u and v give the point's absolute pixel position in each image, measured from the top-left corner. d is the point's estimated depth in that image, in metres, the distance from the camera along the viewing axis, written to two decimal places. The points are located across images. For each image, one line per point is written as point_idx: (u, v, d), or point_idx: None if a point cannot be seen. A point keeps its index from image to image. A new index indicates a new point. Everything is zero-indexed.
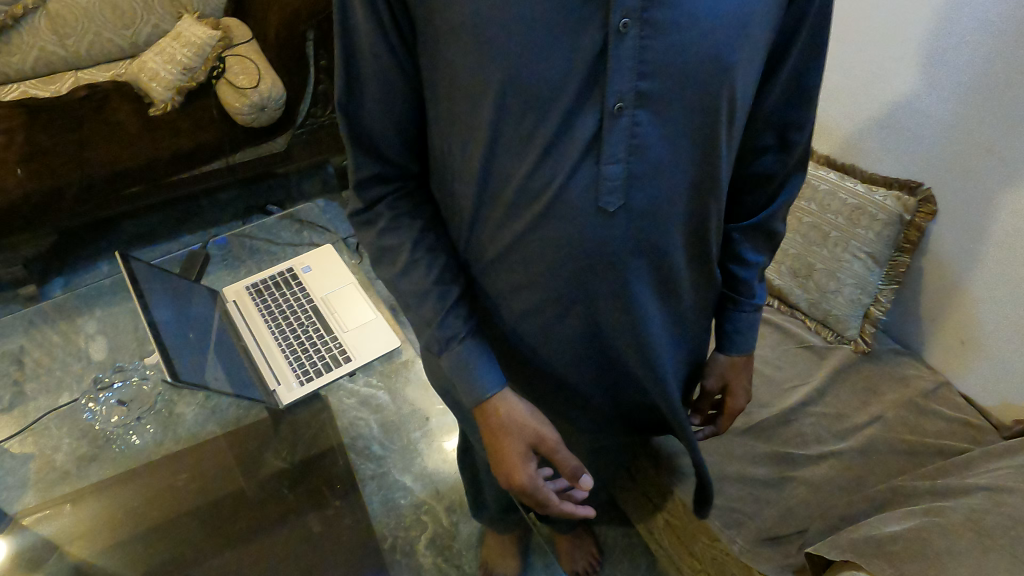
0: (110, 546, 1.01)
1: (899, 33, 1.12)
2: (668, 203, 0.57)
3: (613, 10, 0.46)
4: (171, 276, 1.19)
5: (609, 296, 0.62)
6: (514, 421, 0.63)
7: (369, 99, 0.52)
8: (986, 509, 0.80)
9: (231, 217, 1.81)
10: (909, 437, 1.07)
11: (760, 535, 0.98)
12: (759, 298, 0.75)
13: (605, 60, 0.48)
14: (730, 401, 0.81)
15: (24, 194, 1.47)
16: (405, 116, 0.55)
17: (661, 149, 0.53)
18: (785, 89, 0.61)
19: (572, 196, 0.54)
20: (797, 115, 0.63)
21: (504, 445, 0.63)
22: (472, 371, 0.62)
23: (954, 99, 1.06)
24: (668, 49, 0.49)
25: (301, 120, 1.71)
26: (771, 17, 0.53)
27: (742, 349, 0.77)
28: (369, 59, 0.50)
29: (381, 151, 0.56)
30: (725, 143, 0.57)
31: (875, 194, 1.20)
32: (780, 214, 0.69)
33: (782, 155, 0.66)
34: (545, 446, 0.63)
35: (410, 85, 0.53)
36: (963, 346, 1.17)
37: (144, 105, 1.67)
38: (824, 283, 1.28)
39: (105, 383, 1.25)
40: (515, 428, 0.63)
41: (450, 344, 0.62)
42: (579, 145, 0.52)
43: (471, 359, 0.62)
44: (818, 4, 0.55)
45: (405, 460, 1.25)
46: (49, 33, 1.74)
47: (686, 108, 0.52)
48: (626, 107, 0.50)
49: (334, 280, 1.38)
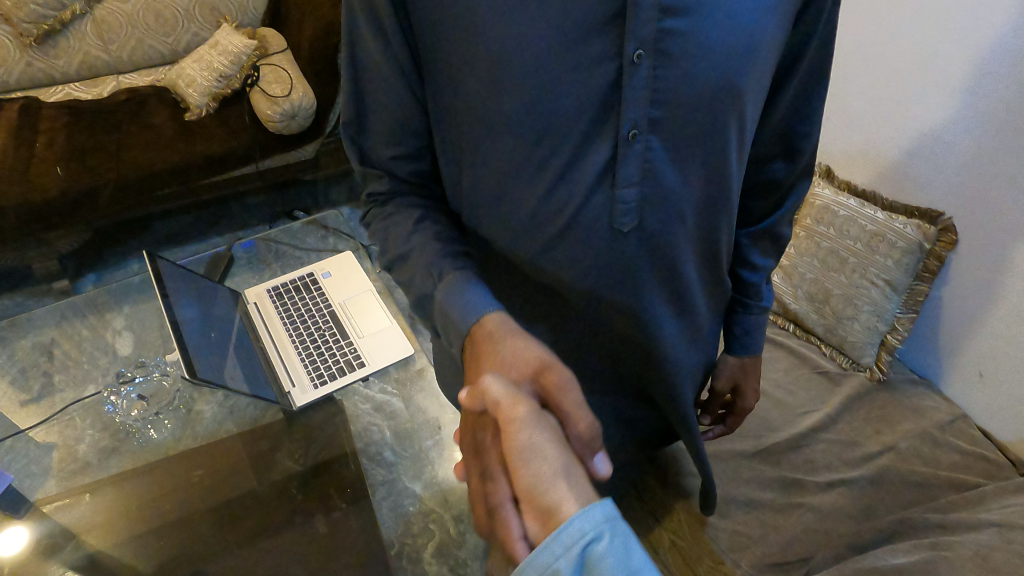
0: (127, 536, 1.03)
1: (927, 63, 1.11)
2: (679, 224, 0.57)
3: (627, 42, 0.47)
4: (195, 276, 1.23)
5: (617, 309, 0.63)
6: (517, 350, 0.45)
7: (372, 127, 0.55)
8: (995, 545, 0.82)
9: (257, 220, 1.85)
10: (923, 469, 1.06)
11: (762, 561, 0.98)
12: (767, 301, 0.75)
13: (620, 89, 0.49)
14: (739, 400, 0.83)
15: (62, 191, 1.52)
16: (412, 141, 0.55)
17: (673, 173, 0.54)
18: (791, 104, 0.62)
19: (588, 218, 0.55)
20: (803, 131, 0.64)
21: (483, 368, 0.45)
22: (467, 291, 0.50)
23: (980, 131, 1.05)
24: (680, 78, 0.49)
25: (329, 129, 1.76)
26: (781, 41, 0.54)
27: (752, 352, 0.77)
28: (375, 81, 0.52)
29: (384, 167, 0.57)
30: (736, 169, 0.57)
31: (895, 221, 1.19)
32: (787, 218, 0.70)
33: (789, 162, 0.66)
34: (548, 382, 0.41)
35: (416, 110, 0.53)
36: (982, 379, 1.15)
37: (180, 109, 1.72)
38: (841, 309, 1.27)
39: (127, 377, 1.29)
40: (513, 355, 0.44)
41: (443, 274, 0.52)
42: (593, 172, 0.53)
43: (464, 284, 0.51)
44: (825, 25, 0.56)
45: (415, 467, 1.24)
46: (94, 39, 1.81)
47: (699, 134, 0.53)
48: (640, 134, 0.51)
49: (352, 286, 1.40)
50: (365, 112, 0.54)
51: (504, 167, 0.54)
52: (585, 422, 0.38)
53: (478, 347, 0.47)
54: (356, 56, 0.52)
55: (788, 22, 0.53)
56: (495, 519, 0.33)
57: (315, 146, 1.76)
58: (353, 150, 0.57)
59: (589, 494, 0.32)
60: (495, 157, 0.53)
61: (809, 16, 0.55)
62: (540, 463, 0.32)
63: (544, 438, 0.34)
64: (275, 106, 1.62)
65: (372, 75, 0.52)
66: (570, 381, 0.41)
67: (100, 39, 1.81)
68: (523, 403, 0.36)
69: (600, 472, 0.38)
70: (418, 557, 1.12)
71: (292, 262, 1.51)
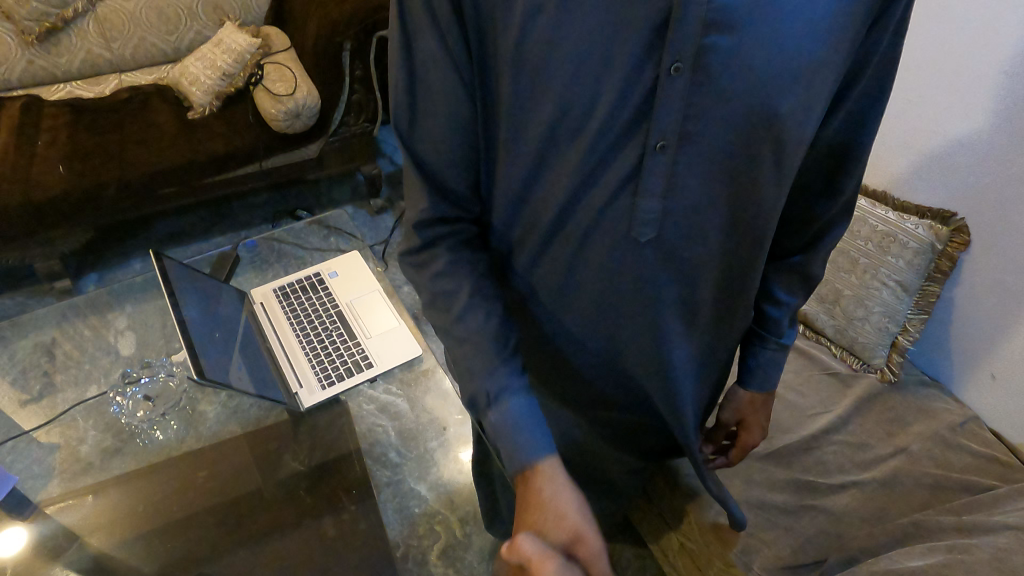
0: (131, 536, 1.04)
1: (946, 65, 1.09)
2: (701, 239, 0.57)
3: (665, 53, 0.46)
4: (203, 277, 1.22)
5: (639, 322, 0.62)
6: (563, 502, 0.52)
7: (426, 127, 0.50)
8: (1013, 548, 0.82)
9: (261, 221, 1.84)
10: (935, 471, 1.06)
11: (777, 563, 0.97)
12: (787, 338, 0.73)
13: (653, 99, 0.48)
14: (744, 434, 0.80)
15: (65, 190, 1.51)
16: (461, 146, 0.51)
17: (696, 189, 0.54)
18: (840, 131, 0.58)
19: (608, 223, 0.55)
20: (852, 156, 0.59)
21: (534, 521, 0.50)
22: (520, 434, 0.54)
23: (996, 134, 1.04)
24: (713, 93, 0.49)
25: (334, 128, 1.74)
26: (837, 71, 0.51)
27: (762, 388, 0.76)
28: (433, 77, 0.48)
29: (438, 175, 0.52)
30: (773, 195, 0.55)
31: (907, 221, 1.19)
32: (819, 259, 0.67)
33: (828, 201, 0.63)
34: (583, 549, 0.50)
35: (471, 106, 0.50)
36: (994, 382, 1.15)
37: (183, 108, 1.71)
38: (851, 310, 1.26)
39: (133, 377, 1.25)
40: (558, 509, 0.51)
41: (498, 400, 0.54)
42: (617, 178, 0.52)
43: (519, 421, 0.54)
44: (881, 54, 0.53)
45: (421, 468, 1.17)
46: (96, 36, 1.79)
47: (729, 151, 0.52)
48: (668, 146, 0.50)
49: (360, 287, 1.38)
50: (416, 111, 0.49)
51: (528, 169, 0.54)
52: None
53: (524, 477, 0.54)
54: (411, 54, 0.48)
55: (849, 41, 0.50)
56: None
57: (319, 145, 1.76)
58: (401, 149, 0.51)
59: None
60: (518, 155, 0.53)
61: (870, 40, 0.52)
62: None
63: None
64: (279, 105, 1.61)
65: (428, 71, 0.48)
66: (597, 550, 0.50)
67: (102, 37, 1.80)
68: (553, 561, 0.45)
69: None
70: (424, 559, 1.09)
71: (293, 263, 1.49)
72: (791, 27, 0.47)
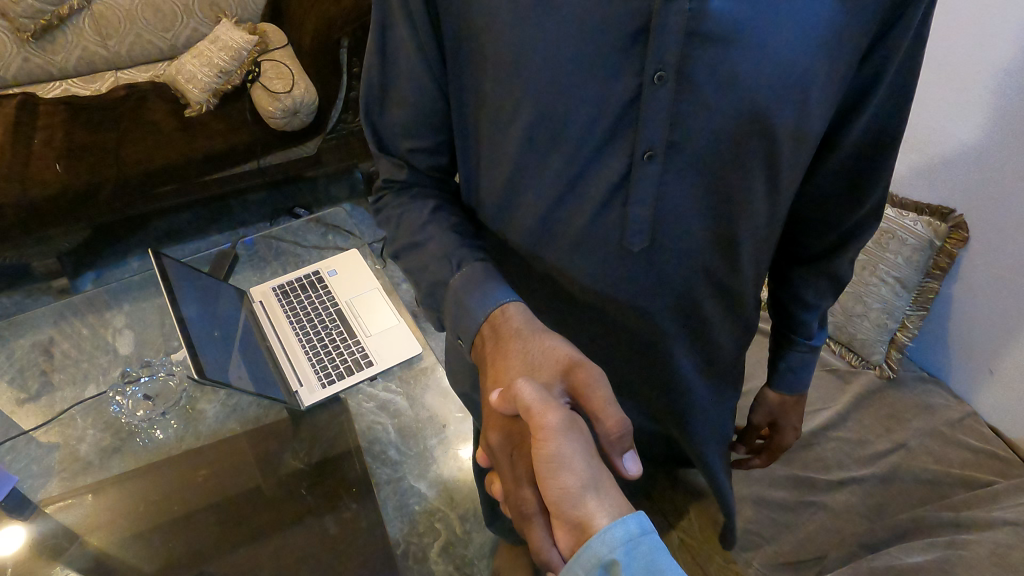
0: (135, 535, 1.02)
1: (953, 66, 1.08)
2: (693, 245, 0.57)
3: (648, 62, 0.46)
4: (201, 275, 1.21)
5: (640, 322, 0.63)
6: (542, 346, 0.45)
7: (392, 118, 0.56)
8: (1012, 544, 0.83)
9: (258, 219, 1.84)
10: (934, 466, 1.07)
11: (775, 559, 1.00)
12: (816, 339, 0.73)
13: (638, 107, 0.48)
14: (777, 435, 0.82)
15: (63, 188, 1.50)
16: (427, 135, 0.56)
17: (689, 198, 0.54)
18: (861, 137, 0.57)
19: (599, 229, 0.55)
20: (876, 164, 0.58)
21: (506, 374, 0.44)
22: (478, 292, 0.50)
23: (994, 133, 1.04)
24: (702, 105, 0.49)
25: (331, 124, 1.74)
26: (845, 76, 0.50)
27: (794, 390, 0.76)
28: (405, 79, 0.53)
29: (407, 158, 0.57)
30: (766, 207, 0.55)
31: (906, 218, 1.19)
32: (848, 260, 0.66)
33: (855, 204, 0.62)
34: (575, 379, 0.42)
35: (440, 95, 0.54)
36: (993, 377, 1.16)
37: (179, 106, 1.70)
38: (850, 308, 1.26)
39: (132, 377, 1.25)
40: (535, 355, 0.45)
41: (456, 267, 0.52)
42: (607, 184, 0.52)
43: (475, 280, 0.51)
44: (899, 62, 0.52)
45: (421, 466, 1.22)
46: (93, 34, 1.79)
47: (721, 161, 0.52)
48: (656, 155, 0.50)
49: (357, 286, 1.38)
50: (388, 105, 0.55)
51: (517, 168, 0.55)
52: (615, 417, 0.39)
53: (497, 339, 0.48)
54: (385, 42, 0.53)
55: (859, 51, 0.50)
56: (528, 529, 0.37)
57: (318, 142, 1.76)
58: (370, 135, 0.57)
59: (620, 502, 0.34)
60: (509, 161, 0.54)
61: (881, 50, 0.51)
62: (567, 479, 0.34)
63: (571, 450, 0.35)
64: (277, 102, 1.61)
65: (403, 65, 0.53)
66: (594, 378, 0.42)
67: (98, 34, 1.79)
68: (555, 408, 0.37)
69: (623, 463, 0.40)
70: (423, 555, 1.11)
71: (292, 262, 1.48)
72: (790, 40, 0.47)
